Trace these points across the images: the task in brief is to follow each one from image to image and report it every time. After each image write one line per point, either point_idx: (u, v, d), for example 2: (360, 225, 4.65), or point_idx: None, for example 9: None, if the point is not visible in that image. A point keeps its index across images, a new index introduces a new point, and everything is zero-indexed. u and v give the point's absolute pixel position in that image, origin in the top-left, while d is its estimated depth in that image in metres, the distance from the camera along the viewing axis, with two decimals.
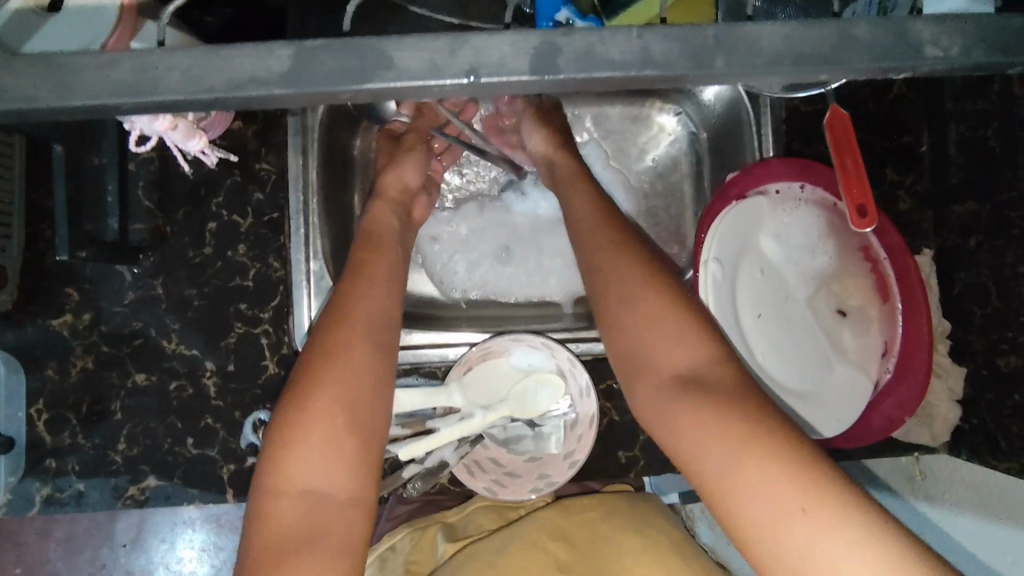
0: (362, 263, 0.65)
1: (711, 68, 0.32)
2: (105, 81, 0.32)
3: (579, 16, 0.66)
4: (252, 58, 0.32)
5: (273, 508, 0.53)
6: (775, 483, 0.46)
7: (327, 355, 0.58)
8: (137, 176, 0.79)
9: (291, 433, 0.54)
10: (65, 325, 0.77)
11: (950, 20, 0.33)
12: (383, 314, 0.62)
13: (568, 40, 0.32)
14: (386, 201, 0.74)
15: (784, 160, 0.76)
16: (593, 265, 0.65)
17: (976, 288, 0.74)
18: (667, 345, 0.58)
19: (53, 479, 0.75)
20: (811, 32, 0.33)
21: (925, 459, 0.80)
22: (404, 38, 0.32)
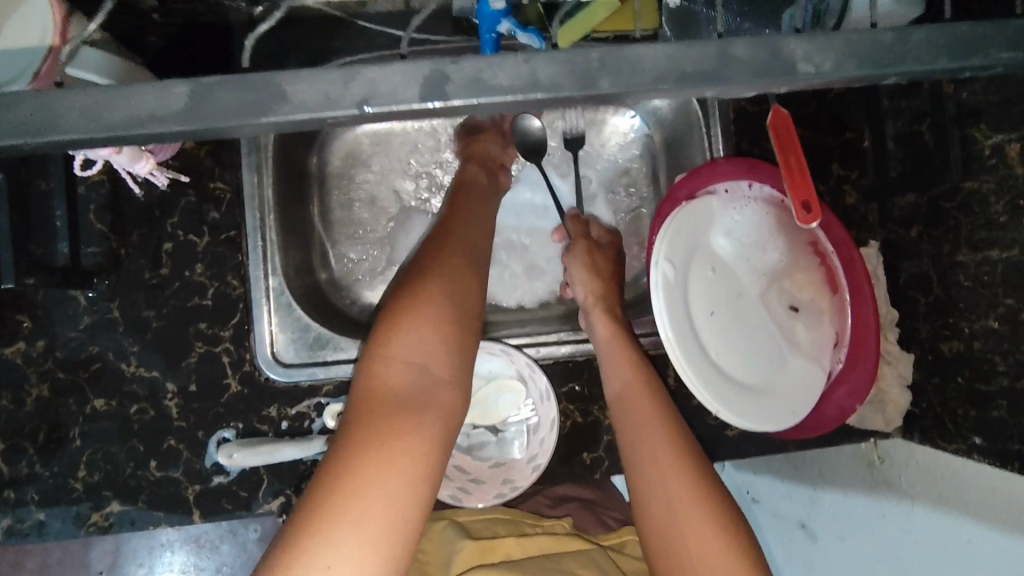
0: (458, 213, 0.72)
1: (597, 87, 0.34)
2: (3, 121, 0.32)
3: (520, 27, 0.64)
4: (151, 95, 0.33)
5: (382, 372, 0.53)
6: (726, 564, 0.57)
7: (441, 260, 0.62)
8: (88, 199, 0.78)
9: (407, 306, 0.57)
10: (18, 353, 0.76)
11: (821, 38, 0.34)
12: (482, 246, 0.68)
13: (456, 68, 0.33)
14: (472, 164, 0.81)
15: (731, 160, 0.77)
16: (625, 428, 0.68)
17: (918, 277, 0.77)
18: (701, 558, 0.57)
19: (12, 510, 0.74)
20: (691, 52, 0.34)
21: (883, 444, 0.82)
22: (299, 72, 0.33)
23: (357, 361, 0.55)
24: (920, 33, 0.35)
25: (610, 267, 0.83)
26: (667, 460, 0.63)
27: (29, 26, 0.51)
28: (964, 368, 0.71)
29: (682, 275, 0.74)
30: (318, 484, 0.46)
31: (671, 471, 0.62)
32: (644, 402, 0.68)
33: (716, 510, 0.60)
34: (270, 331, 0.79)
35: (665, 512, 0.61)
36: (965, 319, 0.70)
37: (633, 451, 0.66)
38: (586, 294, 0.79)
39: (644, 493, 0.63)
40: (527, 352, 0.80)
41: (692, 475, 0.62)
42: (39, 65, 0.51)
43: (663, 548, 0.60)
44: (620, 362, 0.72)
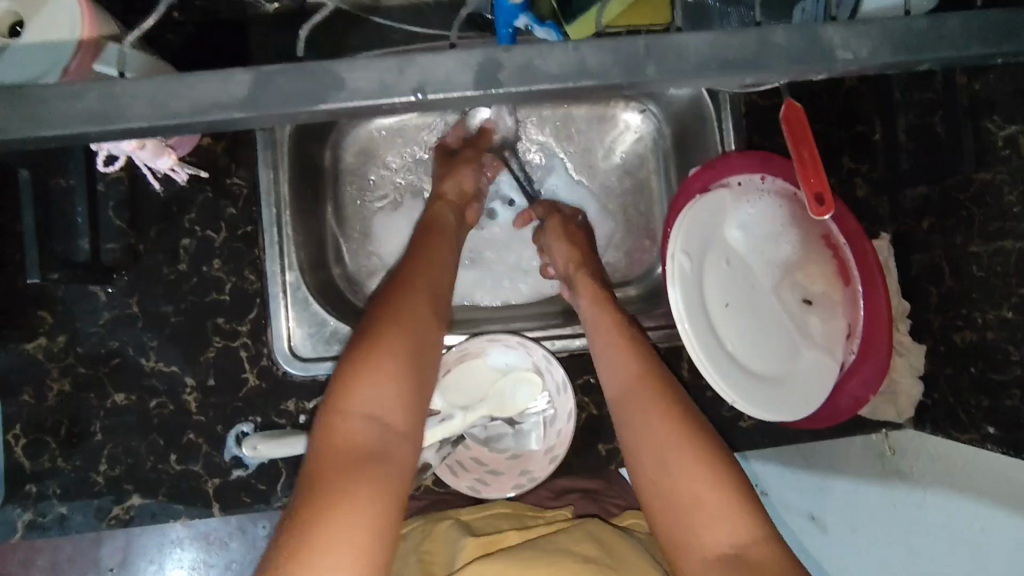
0: (421, 249, 0.73)
1: (643, 75, 0.34)
2: (73, 111, 0.33)
3: (537, 23, 0.67)
4: (214, 84, 0.33)
5: (338, 429, 0.55)
6: (719, 522, 0.57)
7: (396, 306, 0.64)
8: (107, 196, 0.79)
9: (363, 360, 0.59)
10: (39, 349, 0.77)
11: (859, 25, 0.35)
12: (440, 289, 0.69)
13: (509, 55, 0.34)
14: (445, 202, 0.81)
15: (744, 153, 0.77)
16: (620, 409, 0.67)
17: (930, 268, 0.77)
18: (708, 521, 0.58)
19: (34, 504, 0.75)
20: (734, 38, 0.35)
21: (894, 435, 0.83)
22: (353, 61, 0.34)
23: (317, 412, 0.58)
24: (951, 20, 0.35)
25: (587, 249, 0.83)
26: (664, 431, 0.63)
27: (61, 26, 0.52)
28: (976, 358, 0.71)
29: (696, 267, 0.74)
30: (280, 541, 0.49)
31: (671, 441, 0.62)
32: (639, 377, 0.68)
33: (708, 470, 0.60)
34: (288, 326, 0.80)
35: (669, 481, 0.60)
36: (977, 309, 0.70)
37: (630, 428, 0.65)
38: (567, 265, 0.81)
39: (646, 463, 0.63)
40: (543, 344, 0.81)
41: (691, 440, 0.62)
42: (69, 61, 0.51)
43: (669, 514, 0.60)
44: (616, 349, 0.71)
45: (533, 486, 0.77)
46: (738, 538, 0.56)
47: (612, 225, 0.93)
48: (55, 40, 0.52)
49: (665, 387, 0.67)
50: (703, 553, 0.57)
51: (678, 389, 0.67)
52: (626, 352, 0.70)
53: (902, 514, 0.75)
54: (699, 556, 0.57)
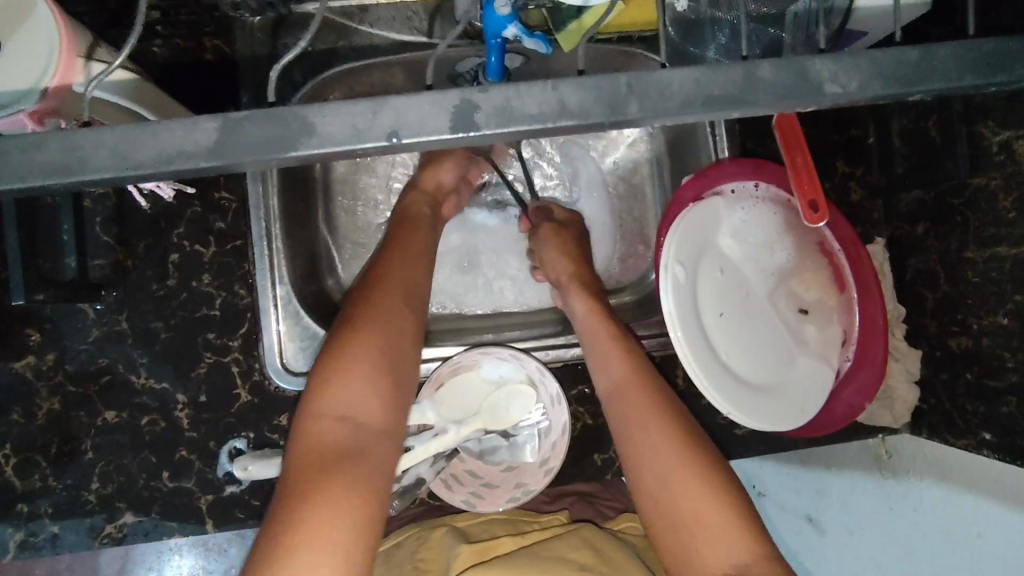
0: (399, 240, 0.70)
1: (626, 113, 0.33)
2: (33, 164, 0.32)
3: (526, 33, 0.62)
4: (179, 132, 0.32)
5: (313, 431, 0.55)
6: (722, 536, 0.57)
7: (369, 299, 0.62)
8: (94, 212, 0.78)
9: (338, 359, 0.57)
10: (28, 367, 0.76)
11: (847, 58, 0.34)
12: (419, 279, 0.67)
13: (484, 96, 0.33)
14: (419, 192, 0.78)
15: (737, 160, 0.77)
16: (619, 421, 0.66)
17: (925, 274, 0.77)
18: (710, 539, 0.57)
19: (26, 524, 0.75)
20: (719, 74, 0.34)
21: (890, 440, 0.83)
22: (326, 106, 0.33)
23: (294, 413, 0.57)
24: (946, 48, 0.35)
25: (583, 255, 0.82)
26: (664, 445, 0.62)
27: (37, 46, 0.50)
28: (973, 364, 0.71)
29: (692, 277, 0.74)
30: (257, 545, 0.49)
31: (671, 456, 0.61)
32: (636, 389, 0.66)
33: (711, 484, 0.59)
34: (280, 339, 0.78)
35: (670, 497, 0.60)
36: (973, 315, 0.70)
37: (628, 442, 0.64)
38: (560, 276, 0.79)
39: (648, 477, 0.62)
40: (536, 354, 0.80)
41: (691, 455, 0.61)
42: (48, 81, 0.50)
43: (670, 530, 0.59)
44: (610, 359, 0.70)
45: (528, 498, 0.76)
46: (743, 553, 0.56)
47: (607, 230, 0.92)
48: (31, 61, 0.50)
49: (665, 399, 0.66)
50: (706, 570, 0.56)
51: (676, 402, 0.66)
52: (624, 360, 0.69)
53: (901, 515, 0.73)
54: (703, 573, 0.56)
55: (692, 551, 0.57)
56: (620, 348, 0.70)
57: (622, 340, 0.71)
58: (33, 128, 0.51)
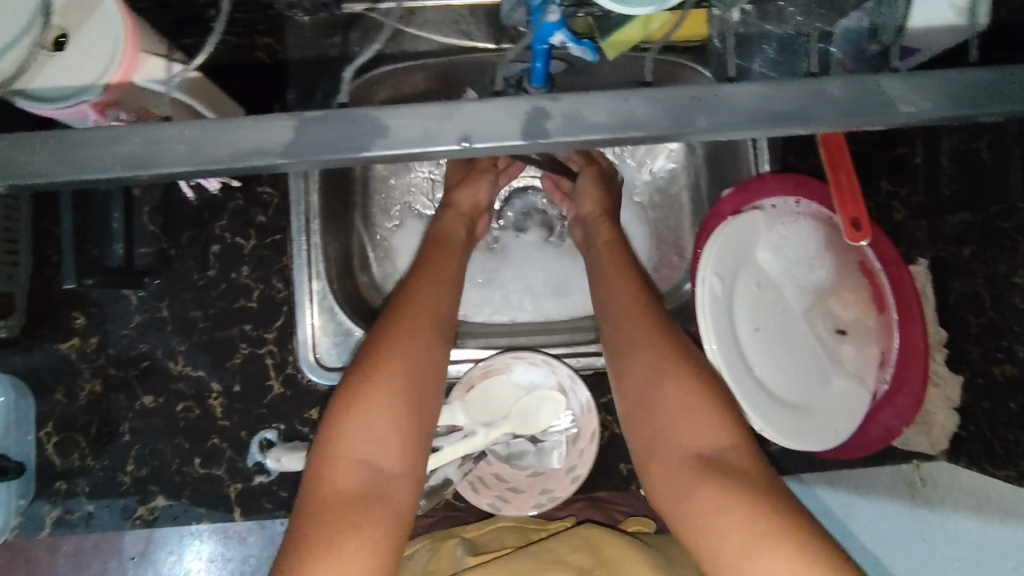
0: (426, 267, 0.70)
1: (694, 127, 0.34)
2: (112, 156, 0.33)
3: (573, 40, 0.62)
4: (256, 129, 0.33)
5: (328, 474, 0.55)
6: (699, 425, 0.58)
7: (391, 336, 0.61)
8: (142, 201, 0.80)
9: (356, 400, 0.57)
10: (72, 349, 0.78)
11: (917, 77, 0.34)
12: (442, 310, 0.66)
13: (556, 104, 0.34)
14: (455, 213, 0.78)
15: (779, 176, 0.76)
16: (612, 317, 0.68)
17: (970, 298, 0.74)
18: (688, 427, 0.58)
19: (62, 501, 0.77)
20: (789, 90, 0.34)
21: (925, 466, 0.80)
22: (400, 110, 0.34)
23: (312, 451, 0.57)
24: (1020, 71, 0.34)
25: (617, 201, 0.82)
26: (650, 341, 0.64)
27: (98, 42, 0.51)
28: (1017, 393, 0.68)
29: (730, 292, 0.74)
30: None
31: (657, 351, 0.63)
32: (632, 293, 0.69)
33: (697, 379, 0.61)
34: (313, 334, 0.79)
35: (654, 386, 0.61)
36: (1020, 342, 0.67)
37: (617, 336, 0.67)
38: (591, 212, 0.80)
39: (631, 369, 0.64)
40: (568, 361, 0.81)
41: (677, 352, 0.63)
42: (110, 76, 0.52)
43: (648, 417, 0.61)
44: (612, 267, 0.73)
45: (554, 505, 0.76)
46: (718, 443, 0.57)
47: (642, 240, 0.91)
48: (90, 53, 0.51)
49: (653, 304, 0.68)
50: (681, 454, 0.58)
51: (663, 308, 0.68)
52: (620, 269, 0.72)
53: (934, 544, 0.75)
54: (677, 458, 0.58)
55: (666, 437, 0.59)
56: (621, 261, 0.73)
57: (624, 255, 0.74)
58: (94, 117, 0.53)
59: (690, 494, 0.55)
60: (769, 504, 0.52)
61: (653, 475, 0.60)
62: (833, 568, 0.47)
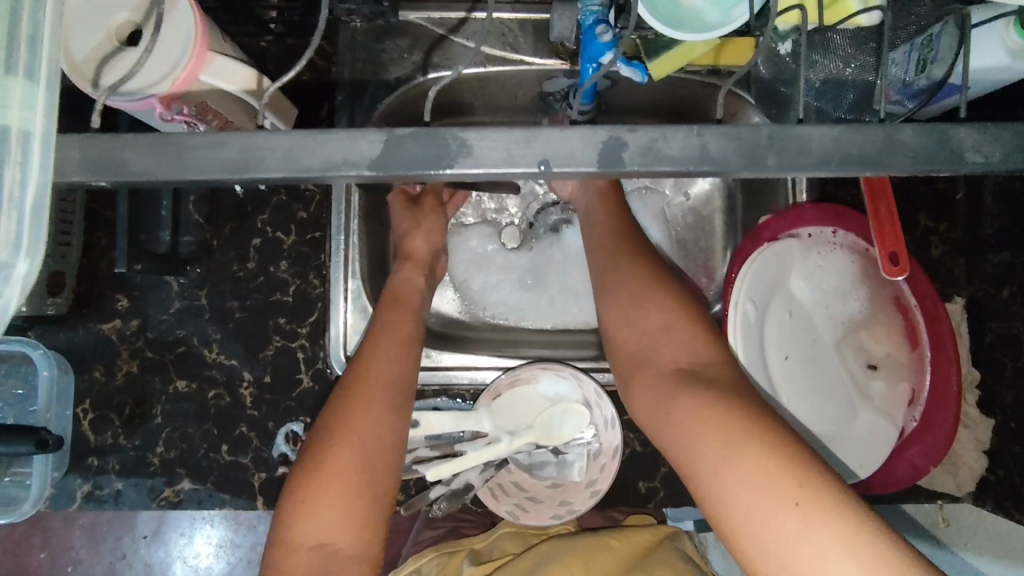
0: (384, 326, 0.68)
1: (764, 165, 0.34)
2: (213, 159, 0.35)
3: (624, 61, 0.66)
4: (345, 141, 0.35)
5: (284, 562, 0.55)
6: (680, 340, 0.61)
7: (343, 412, 0.60)
8: (189, 191, 0.82)
9: (306, 487, 0.57)
10: (114, 330, 0.81)
11: (993, 128, 0.34)
12: (401, 373, 0.65)
13: (633, 136, 0.34)
14: (414, 264, 0.77)
15: (818, 205, 0.76)
16: (604, 256, 0.72)
17: (1006, 340, 0.73)
18: (672, 345, 0.61)
19: (93, 477, 0.79)
20: (861, 134, 0.34)
21: (949, 507, 0.79)
22: (482, 131, 0.34)
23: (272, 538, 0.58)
24: None
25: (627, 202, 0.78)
26: (635, 276, 0.67)
27: (172, 40, 0.53)
28: None
29: (759, 317, 0.76)
30: None
31: (641, 285, 0.66)
32: (619, 236, 0.73)
33: (680, 304, 0.64)
34: (345, 330, 0.81)
35: (638, 313, 0.64)
36: None
37: (607, 274, 0.70)
38: (589, 206, 0.77)
39: (621, 298, 0.66)
40: (594, 375, 0.81)
41: (662, 285, 0.66)
42: (179, 71, 0.53)
43: (634, 339, 0.64)
44: (599, 212, 0.76)
45: (573, 518, 0.76)
46: (697, 357, 0.59)
47: (674, 259, 0.91)
48: (163, 50, 0.53)
49: (642, 247, 0.71)
50: (662, 370, 0.60)
51: (650, 250, 0.71)
52: (614, 216, 0.75)
53: None
54: (660, 374, 0.60)
55: (651, 354, 0.62)
56: (617, 206, 0.76)
57: (619, 202, 0.77)
58: (160, 109, 0.56)
59: (670, 404, 0.57)
60: (738, 403, 0.53)
61: (636, 394, 0.62)
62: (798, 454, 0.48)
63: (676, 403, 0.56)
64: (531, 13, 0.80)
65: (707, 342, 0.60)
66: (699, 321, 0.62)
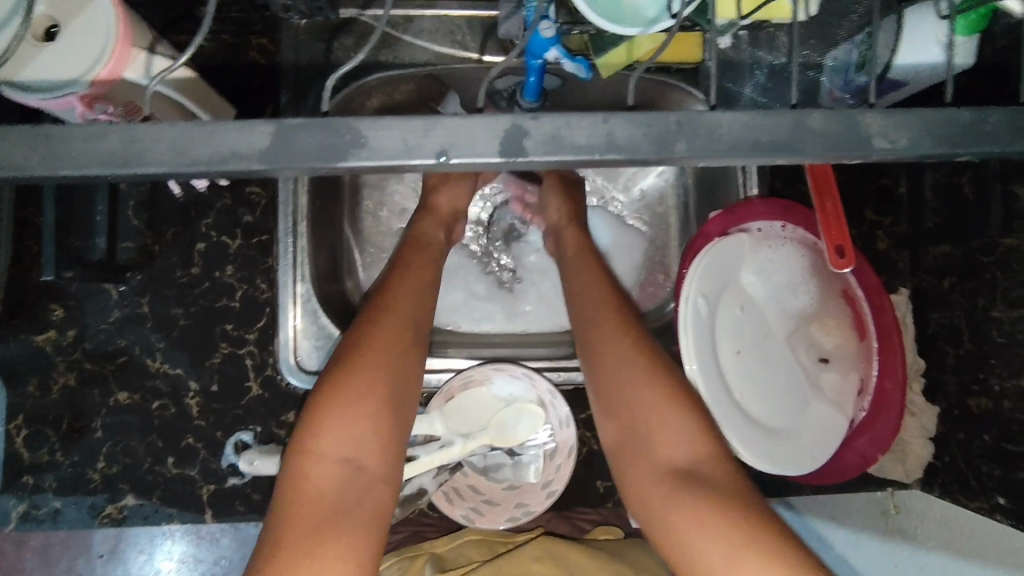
0: (405, 263, 0.67)
1: (673, 152, 0.34)
2: (95, 153, 0.33)
3: (567, 56, 0.63)
4: (235, 134, 0.33)
5: (311, 473, 0.53)
6: (673, 421, 0.58)
7: (371, 333, 0.58)
8: (128, 195, 0.79)
9: (337, 398, 0.54)
10: (48, 341, 0.77)
11: (899, 114, 0.35)
12: (423, 309, 0.63)
13: (534, 124, 0.34)
14: (433, 217, 0.75)
15: (766, 200, 0.77)
16: (580, 314, 0.67)
17: (948, 328, 0.75)
18: (665, 432, 0.57)
19: (29, 496, 0.76)
20: (772, 121, 0.34)
21: (899, 493, 0.79)
22: (379, 121, 0.34)
23: (288, 451, 0.55)
24: (996, 114, 0.35)
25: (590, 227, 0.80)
26: (619, 350, 0.62)
27: (94, 37, 0.51)
28: (992, 425, 0.69)
29: (711, 310, 0.74)
30: None
31: (628, 363, 0.61)
32: (598, 292, 0.68)
33: (669, 377, 0.60)
34: (295, 336, 0.78)
35: (624, 396, 0.60)
36: (996, 375, 0.68)
37: (584, 345, 0.65)
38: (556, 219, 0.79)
39: (604, 371, 0.62)
40: (548, 375, 0.81)
41: (647, 364, 0.60)
42: (99, 70, 0.51)
43: (620, 424, 0.60)
44: (578, 262, 0.73)
45: (528, 519, 0.76)
46: (692, 450, 0.56)
47: (629, 256, 0.91)
48: (76, 46, 0.51)
49: (623, 309, 0.66)
50: (655, 466, 0.57)
51: (631, 309, 0.66)
52: (582, 258, 0.73)
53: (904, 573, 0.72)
54: (654, 470, 0.57)
55: (640, 439, 0.58)
56: (590, 255, 0.73)
57: (591, 253, 0.74)
58: (82, 109, 0.53)
59: (667, 508, 0.54)
60: (737, 511, 0.52)
61: (625, 474, 0.59)
62: (803, 556, 0.49)
63: (674, 495, 0.54)
64: (478, 11, 0.80)
65: (696, 424, 0.58)
66: (692, 401, 0.59)
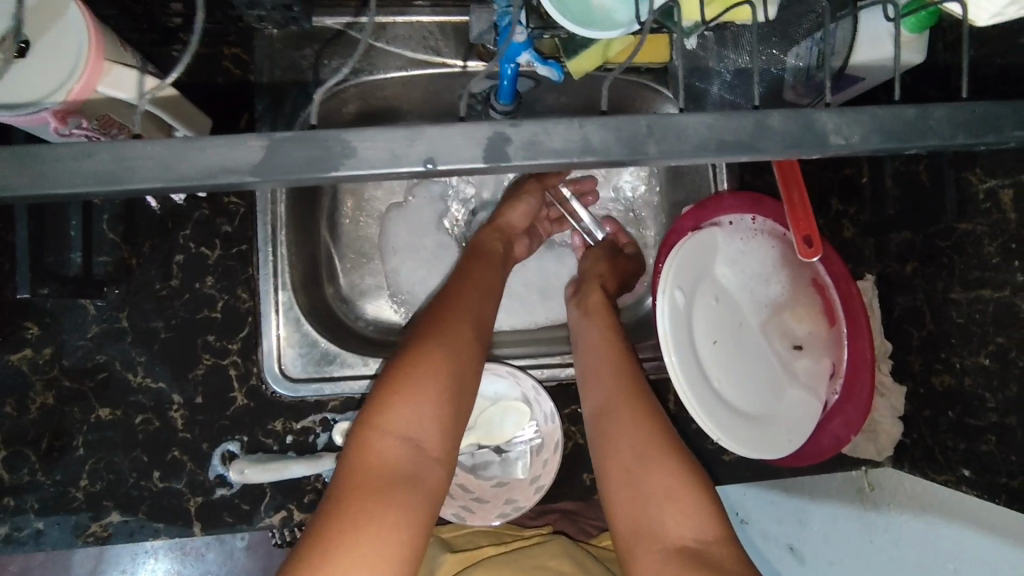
0: (472, 271, 0.74)
1: (645, 154, 0.36)
2: (80, 171, 0.33)
3: (539, 60, 0.67)
4: (226, 148, 0.34)
5: (373, 447, 0.58)
6: (683, 500, 0.62)
7: (440, 325, 0.65)
8: (102, 209, 0.78)
9: (406, 378, 0.60)
10: (24, 360, 0.76)
11: (850, 112, 0.37)
12: (484, 310, 0.70)
13: (516, 130, 0.35)
14: (494, 230, 0.82)
15: (736, 194, 0.80)
16: (597, 381, 0.71)
17: (911, 311, 0.78)
18: (676, 511, 0.61)
19: (10, 518, 0.74)
20: (734, 121, 0.36)
21: (873, 472, 0.83)
22: (368, 132, 0.35)
23: (353, 426, 0.60)
24: (939, 110, 0.37)
25: (624, 273, 0.86)
26: (635, 425, 0.66)
27: (64, 51, 0.51)
28: (955, 402, 0.72)
29: (689, 303, 0.76)
30: (308, 547, 0.53)
31: (644, 441, 0.65)
32: (616, 361, 0.72)
33: (681, 457, 0.65)
34: (278, 345, 0.80)
35: (638, 473, 0.64)
36: (957, 354, 0.71)
37: (600, 416, 0.69)
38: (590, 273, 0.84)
39: (619, 446, 0.66)
40: (531, 372, 0.81)
41: (661, 445, 0.65)
42: (72, 83, 0.51)
43: (631, 501, 0.64)
44: (593, 328, 0.76)
45: (518, 515, 0.77)
46: (702, 533, 0.60)
47: None
48: (46, 61, 0.51)
49: (639, 385, 0.70)
50: (665, 545, 0.60)
51: (647, 386, 0.71)
52: (602, 320, 0.77)
53: (880, 548, 0.75)
54: (662, 549, 0.60)
55: (652, 516, 0.62)
56: (606, 317, 0.77)
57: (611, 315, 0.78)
58: (55, 124, 0.53)
59: None
60: None
61: (631, 549, 0.62)
62: None
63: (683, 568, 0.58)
64: (450, 17, 0.80)
65: (704, 503, 0.62)
66: (702, 480, 0.64)
